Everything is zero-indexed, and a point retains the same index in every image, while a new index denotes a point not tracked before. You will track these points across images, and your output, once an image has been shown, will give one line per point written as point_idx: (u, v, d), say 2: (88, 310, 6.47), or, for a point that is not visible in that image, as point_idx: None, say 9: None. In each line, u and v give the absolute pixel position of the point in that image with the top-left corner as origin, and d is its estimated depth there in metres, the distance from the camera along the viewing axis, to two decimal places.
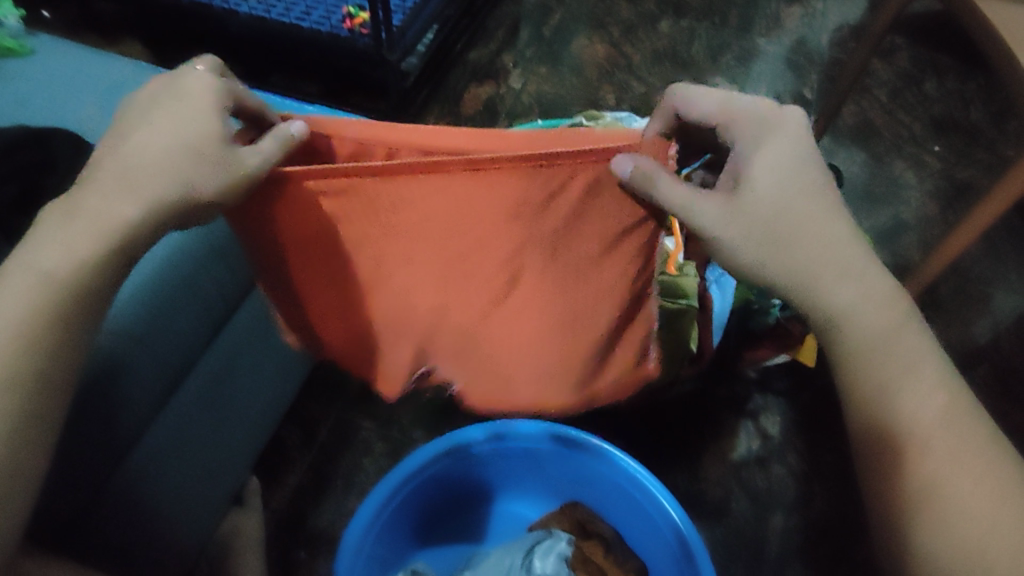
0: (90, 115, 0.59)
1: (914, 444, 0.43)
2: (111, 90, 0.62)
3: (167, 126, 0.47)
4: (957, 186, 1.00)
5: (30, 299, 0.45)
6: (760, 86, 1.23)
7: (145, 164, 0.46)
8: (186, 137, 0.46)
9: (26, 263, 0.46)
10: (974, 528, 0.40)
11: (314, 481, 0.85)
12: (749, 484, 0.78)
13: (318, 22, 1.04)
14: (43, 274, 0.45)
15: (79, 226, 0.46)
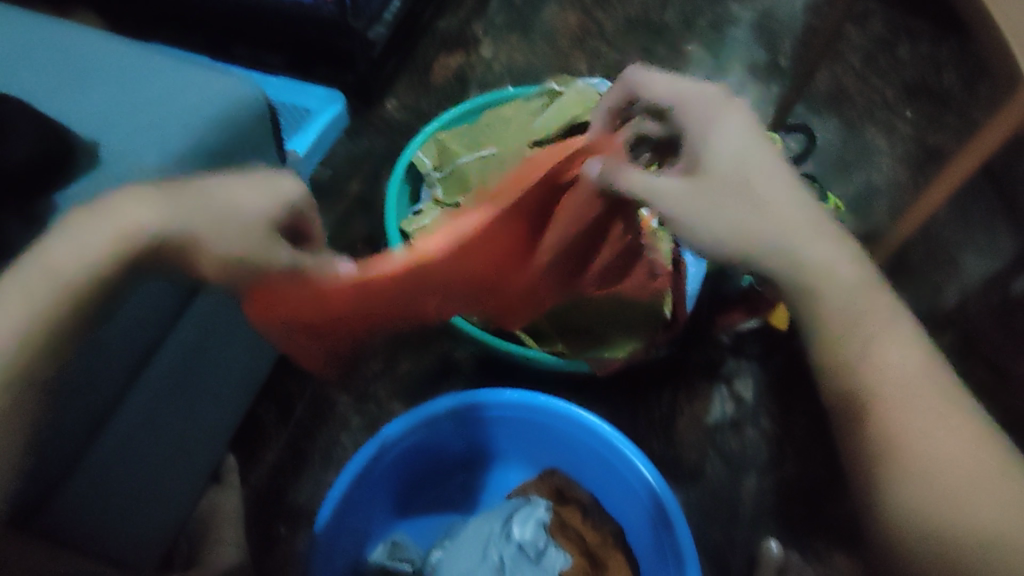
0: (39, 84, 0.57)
1: (892, 400, 0.45)
2: (60, 56, 0.59)
3: (236, 189, 0.46)
4: (926, 151, 1.01)
5: (35, 298, 0.42)
6: (734, 53, 1.23)
7: (196, 204, 0.45)
8: (242, 208, 0.45)
9: (38, 260, 0.43)
10: (951, 479, 0.43)
11: (292, 456, 0.85)
12: (724, 447, 0.79)
13: None
14: (48, 273, 0.43)
15: (99, 230, 0.44)
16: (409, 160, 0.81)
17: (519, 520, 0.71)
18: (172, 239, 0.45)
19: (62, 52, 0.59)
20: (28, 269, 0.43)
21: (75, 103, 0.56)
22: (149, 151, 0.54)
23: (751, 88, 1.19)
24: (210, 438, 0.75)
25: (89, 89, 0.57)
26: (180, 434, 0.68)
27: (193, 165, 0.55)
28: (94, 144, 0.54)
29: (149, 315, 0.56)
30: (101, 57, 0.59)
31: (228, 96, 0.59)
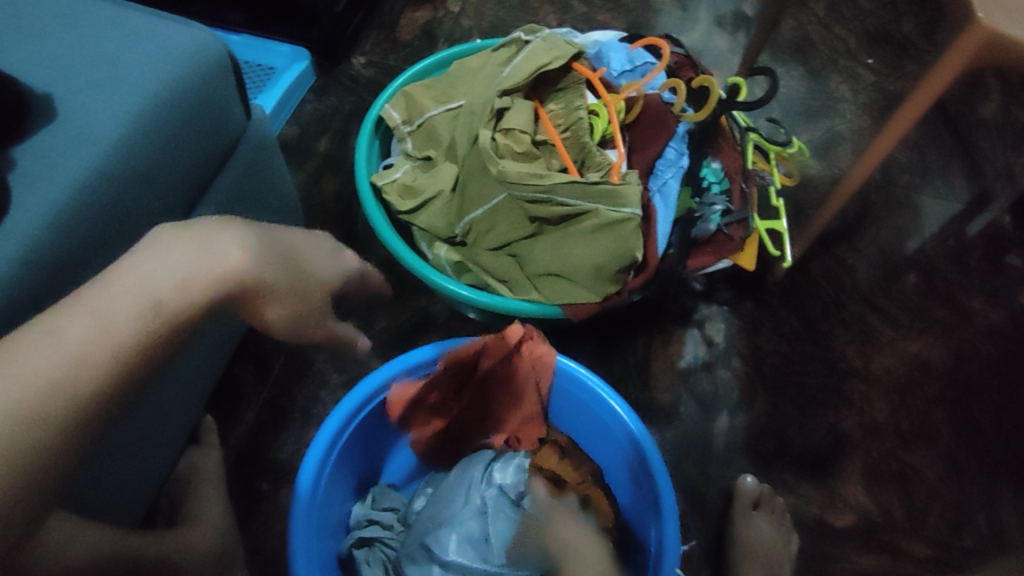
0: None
1: None
2: (17, 9, 0.57)
3: (318, 258, 0.51)
4: (888, 97, 1.03)
5: (138, 325, 0.41)
6: (700, 5, 1.23)
7: (290, 268, 0.47)
8: (320, 278, 0.50)
9: (141, 283, 0.42)
10: None
11: (272, 415, 0.86)
12: (696, 388, 0.82)
13: None
14: (155, 299, 0.42)
15: (204, 266, 0.43)
16: (377, 115, 0.80)
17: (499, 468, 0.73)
18: (260, 291, 0.46)
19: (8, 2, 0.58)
20: (129, 291, 0.41)
21: (24, 54, 0.55)
22: (105, 105, 0.53)
23: (718, 38, 1.19)
24: (191, 396, 0.75)
25: (38, 40, 0.56)
26: (162, 393, 0.68)
27: (151, 119, 0.54)
28: (46, 95, 0.53)
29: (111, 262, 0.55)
30: (49, 8, 0.58)
31: (183, 47, 0.57)
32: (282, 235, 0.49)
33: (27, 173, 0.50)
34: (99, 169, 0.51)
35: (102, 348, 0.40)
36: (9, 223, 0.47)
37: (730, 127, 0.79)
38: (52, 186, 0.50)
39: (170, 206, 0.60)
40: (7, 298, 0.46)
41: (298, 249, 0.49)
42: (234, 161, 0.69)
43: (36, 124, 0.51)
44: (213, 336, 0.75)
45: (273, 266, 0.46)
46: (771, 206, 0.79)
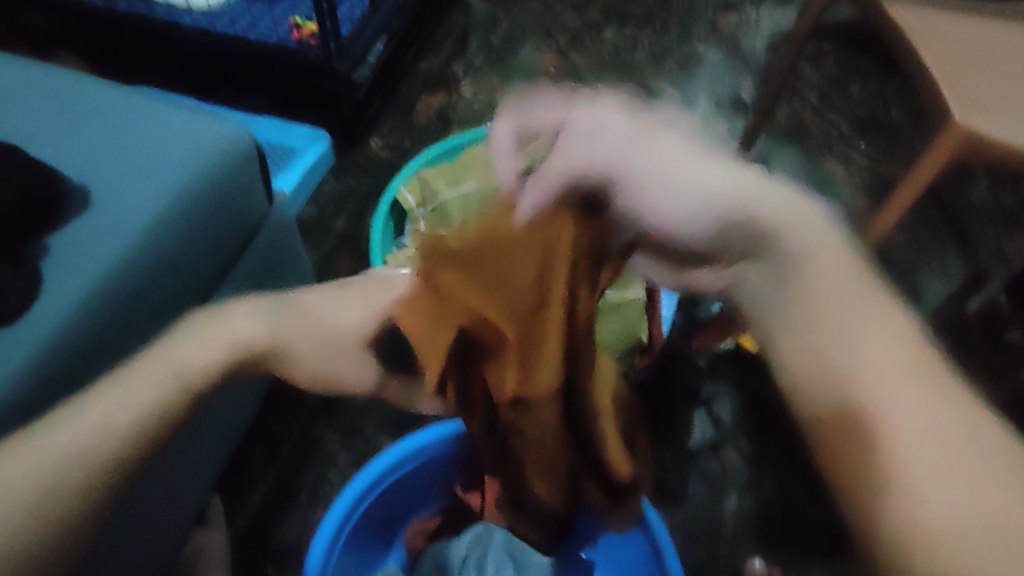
0: (37, 134, 0.59)
1: (858, 395, 0.42)
2: (56, 105, 0.61)
3: (327, 308, 0.58)
4: (884, 179, 1.06)
5: (163, 389, 0.47)
6: (700, 91, 1.29)
7: (300, 323, 0.56)
8: (330, 339, 0.57)
9: (166, 356, 0.49)
10: (941, 511, 0.38)
11: (280, 493, 0.86)
12: (704, 470, 0.82)
13: (264, 34, 1.09)
14: (179, 366, 0.49)
15: (217, 335, 0.52)
16: (393, 196, 0.84)
17: (523, 559, 0.70)
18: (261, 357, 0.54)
19: (51, 97, 0.62)
20: (155, 361, 0.48)
21: (64, 146, 0.59)
22: (136, 196, 0.56)
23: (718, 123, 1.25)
24: (202, 473, 0.76)
25: (79, 133, 0.60)
26: (173, 471, 0.69)
27: (180, 206, 0.58)
28: (84, 186, 0.56)
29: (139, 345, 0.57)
30: (88, 101, 0.62)
31: (212, 139, 0.61)
32: (292, 299, 0.58)
33: (60, 262, 0.53)
34: (127, 256, 0.54)
35: (133, 409, 0.46)
36: (35, 312, 0.50)
37: None
38: (82, 274, 0.52)
39: (195, 287, 0.62)
40: (34, 394, 0.49)
41: (305, 308, 0.57)
42: (254, 246, 0.72)
43: (70, 214, 0.55)
44: (222, 408, 0.76)
45: (271, 336, 0.54)
46: None
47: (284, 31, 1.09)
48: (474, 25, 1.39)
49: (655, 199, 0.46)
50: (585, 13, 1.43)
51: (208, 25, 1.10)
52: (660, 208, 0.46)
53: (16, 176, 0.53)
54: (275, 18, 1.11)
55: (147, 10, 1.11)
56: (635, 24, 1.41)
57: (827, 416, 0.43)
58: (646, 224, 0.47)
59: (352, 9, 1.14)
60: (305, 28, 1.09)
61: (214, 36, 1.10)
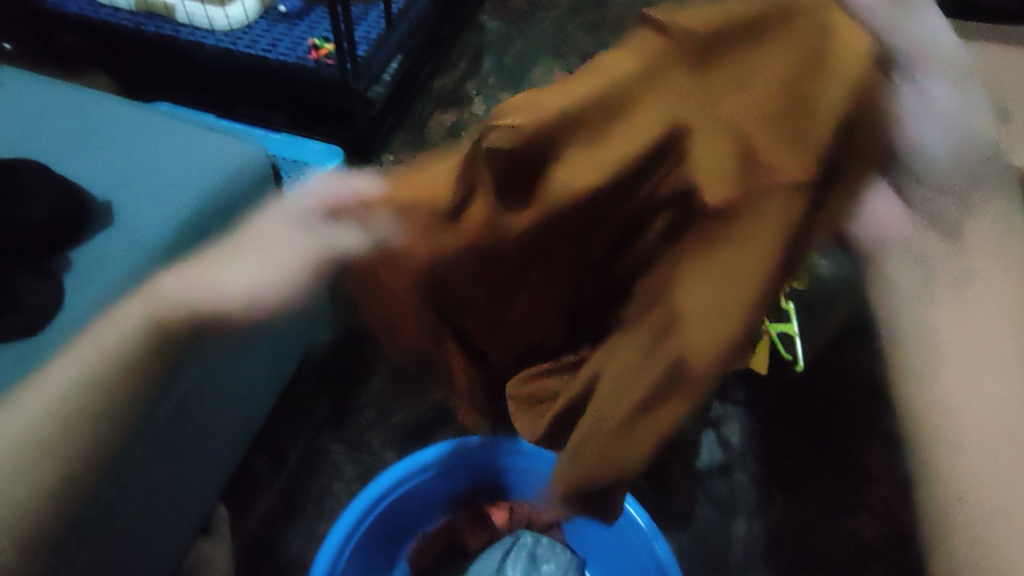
0: (70, 155, 0.65)
1: (932, 368, 0.42)
2: (85, 127, 0.68)
3: (266, 228, 0.49)
4: None
5: (84, 363, 0.47)
6: None
7: (232, 260, 0.49)
8: (279, 251, 0.47)
9: (96, 335, 0.49)
10: (981, 486, 0.41)
11: (284, 505, 0.85)
12: (713, 493, 0.80)
13: (284, 54, 1.11)
14: (100, 342, 0.48)
15: (138, 307, 0.50)
16: None
17: (547, 557, 0.75)
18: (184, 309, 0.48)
19: (87, 125, 0.68)
20: (84, 343, 0.49)
21: (94, 168, 0.64)
22: (153, 210, 0.61)
23: None
24: (210, 482, 0.76)
25: (106, 153, 0.65)
26: (179, 479, 0.69)
27: (195, 222, 0.61)
28: (109, 202, 0.61)
29: None
30: (114, 123, 0.68)
31: (226, 161, 0.65)
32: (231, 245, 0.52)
33: (83, 276, 0.57)
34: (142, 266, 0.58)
35: (56, 388, 0.47)
36: (59, 319, 0.55)
37: None
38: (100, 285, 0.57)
39: None
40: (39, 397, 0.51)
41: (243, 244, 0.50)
42: None
43: (94, 228, 0.60)
44: (233, 419, 0.76)
45: (194, 281, 0.49)
46: (782, 309, 0.81)
47: (302, 52, 1.11)
48: (489, 45, 1.41)
49: (928, 121, 0.36)
50: (598, 33, 1.45)
51: (230, 45, 1.13)
52: (934, 145, 0.37)
53: (41, 189, 0.58)
54: (295, 39, 1.13)
55: (173, 31, 1.14)
56: None
57: (912, 395, 0.42)
58: (915, 132, 0.36)
59: (369, 32, 1.16)
60: (323, 50, 1.10)
61: (235, 55, 1.12)
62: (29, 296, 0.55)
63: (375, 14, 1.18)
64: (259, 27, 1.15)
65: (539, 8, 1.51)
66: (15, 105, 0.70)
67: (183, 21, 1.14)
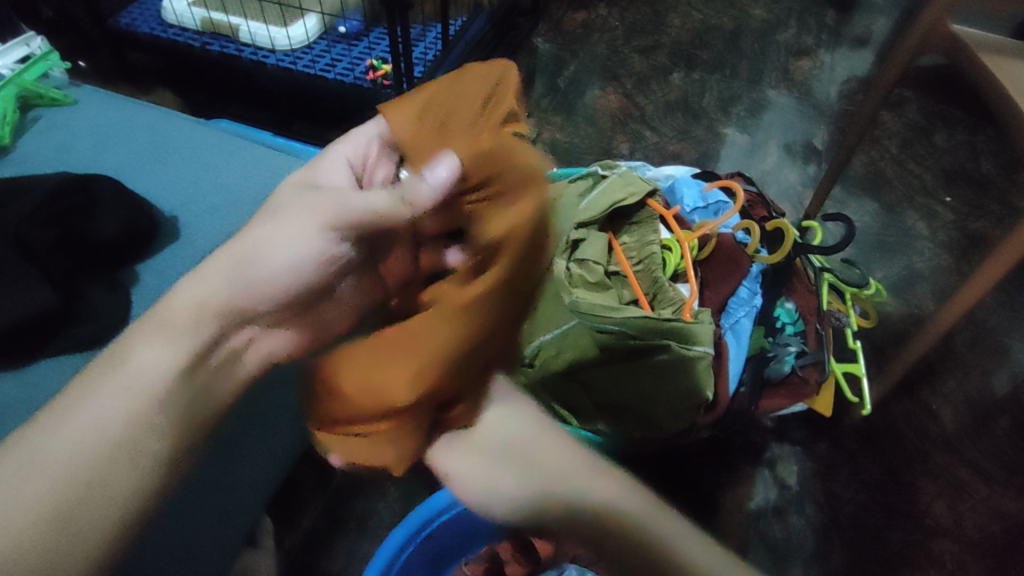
0: (129, 169, 0.67)
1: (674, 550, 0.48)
2: (145, 141, 0.70)
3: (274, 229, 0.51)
4: (969, 237, 1.01)
5: (135, 406, 0.44)
6: (770, 135, 1.26)
7: (245, 264, 0.50)
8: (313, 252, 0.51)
9: (129, 374, 0.46)
10: None
11: (329, 523, 0.84)
12: (767, 535, 0.77)
13: (341, 73, 1.13)
14: (140, 376, 0.46)
15: (163, 333, 0.47)
16: None
17: None
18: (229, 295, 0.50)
19: (156, 141, 0.70)
20: (125, 390, 0.45)
21: (159, 183, 0.66)
22: (216, 229, 0.63)
23: (789, 169, 1.20)
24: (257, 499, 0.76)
25: (165, 167, 0.67)
26: (228, 497, 0.70)
27: None
28: (174, 218, 0.63)
29: None
30: (174, 137, 0.71)
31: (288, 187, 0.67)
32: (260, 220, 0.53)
33: (148, 293, 0.58)
34: None
35: (109, 424, 0.44)
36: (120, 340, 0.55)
37: (804, 266, 0.78)
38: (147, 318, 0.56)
39: None
40: None
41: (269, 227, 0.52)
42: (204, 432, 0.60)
43: (158, 245, 0.61)
44: (280, 435, 0.77)
45: (225, 264, 0.51)
46: (848, 347, 0.78)
47: (359, 72, 1.13)
48: (544, 67, 1.41)
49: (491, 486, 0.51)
50: (654, 57, 1.44)
51: (289, 64, 1.15)
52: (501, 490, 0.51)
53: (96, 206, 0.58)
54: (352, 60, 1.15)
55: (235, 51, 1.17)
56: (705, 67, 1.41)
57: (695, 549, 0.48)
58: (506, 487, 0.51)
59: (426, 52, 1.17)
60: (380, 70, 1.11)
61: (295, 74, 1.14)
62: (97, 311, 0.55)
63: (433, 33, 1.20)
64: (318, 47, 1.17)
65: (594, 30, 1.51)
66: (90, 120, 0.72)
67: (246, 41, 1.17)
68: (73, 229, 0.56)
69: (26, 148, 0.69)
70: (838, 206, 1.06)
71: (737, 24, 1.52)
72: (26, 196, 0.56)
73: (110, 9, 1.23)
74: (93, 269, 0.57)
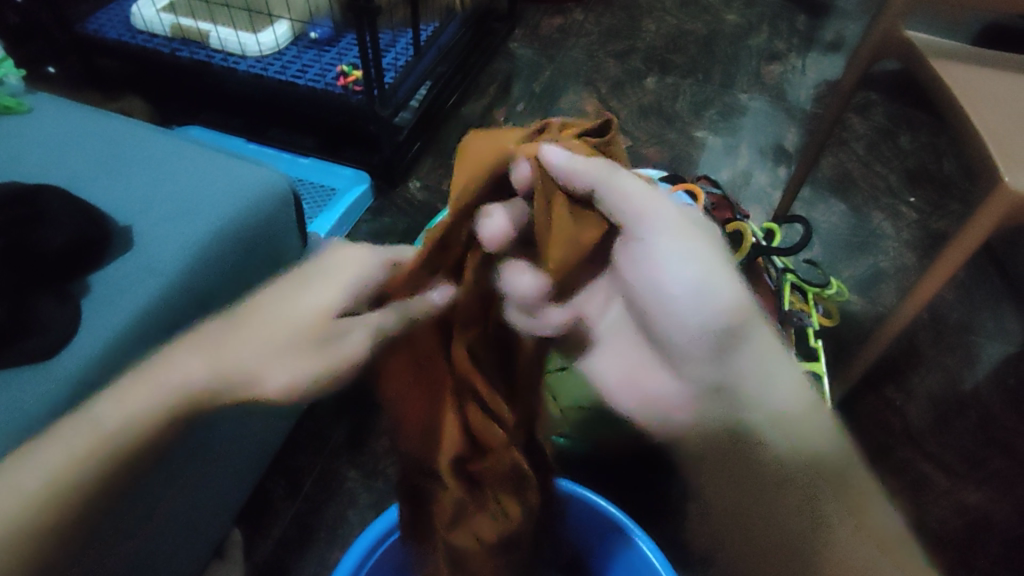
0: (83, 176, 0.66)
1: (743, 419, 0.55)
2: (101, 149, 0.69)
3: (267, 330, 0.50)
4: (932, 236, 1.03)
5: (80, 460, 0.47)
6: (742, 138, 1.27)
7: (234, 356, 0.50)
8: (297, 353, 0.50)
9: (84, 418, 0.48)
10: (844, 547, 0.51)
11: (298, 532, 0.83)
12: None
13: (312, 80, 1.12)
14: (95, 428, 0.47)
15: (151, 388, 0.49)
16: None
17: None
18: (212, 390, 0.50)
19: (116, 150, 0.69)
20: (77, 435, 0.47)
21: (114, 192, 0.65)
22: (171, 235, 0.62)
23: (760, 171, 1.21)
24: (222, 507, 0.75)
25: (121, 175, 0.67)
26: (189, 503, 0.69)
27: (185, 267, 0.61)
28: (128, 227, 0.62)
29: None
30: (131, 145, 0.70)
31: (251, 193, 0.67)
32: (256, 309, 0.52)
33: (101, 300, 0.57)
34: (143, 311, 0.57)
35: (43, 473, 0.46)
36: (70, 351, 0.54)
37: (767, 267, 0.80)
38: (101, 327, 0.56)
39: None
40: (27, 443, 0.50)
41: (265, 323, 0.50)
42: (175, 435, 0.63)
43: (111, 255, 0.60)
44: (247, 443, 0.76)
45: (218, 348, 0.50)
46: (809, 346, 0.80)
47: (330, 78, 1.12)
48: (520, 72, 1.42)
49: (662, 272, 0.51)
50: (628, 62, 1.45)
51: (260, 70, 1.14)
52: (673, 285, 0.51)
53: (46, 216, 0.58)
54: (323, 66, 1.14)
55: (205, 57, 1.16)
56: (678, 72, 1.42)
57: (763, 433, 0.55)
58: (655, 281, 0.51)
59: (398, 58, 1.17)
60: (351, 77, 1.11)
61: (265, 80, 1.13)
62: (48, 323, 0.54)
63: (404, 40, 1.20)
64: (289, 53, 1.17)
65: (570, 35, 1.52)
66: (48, 129, 0.71)
67: (216, 47, 1.16)
68: (20, 240, 0.56)
69: None
70: (807, 208, 1.07)
71: (710, 30, 1.54)
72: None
73: (78, 14, 1.22)
74: (40, 279, 0.56)
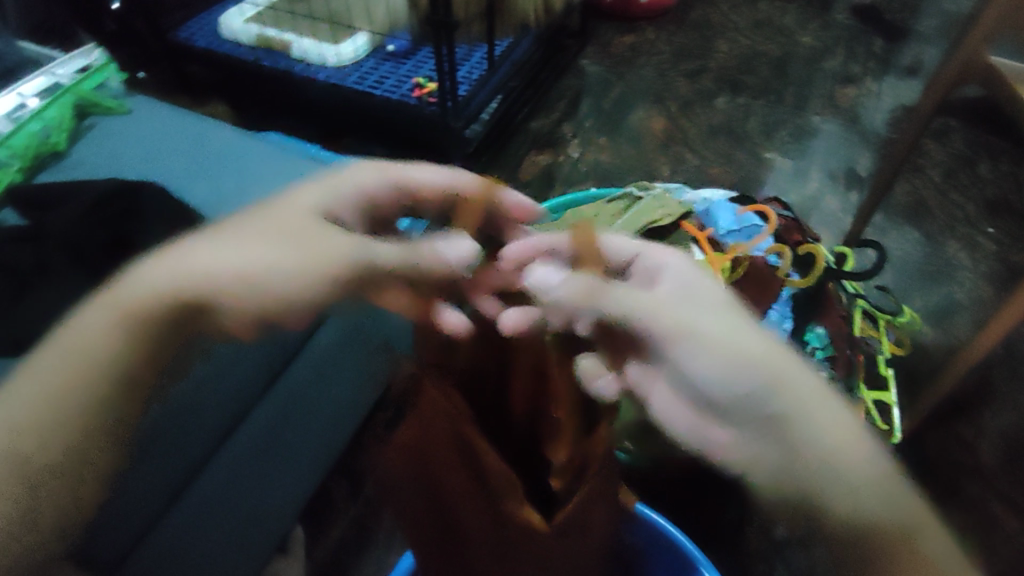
0: (173, 170, 0.72)
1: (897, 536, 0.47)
2: (192, 147, 0.75)
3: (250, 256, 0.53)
4: (1009, 269, 1.03)
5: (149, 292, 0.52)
6: (814, 163, 1.25)
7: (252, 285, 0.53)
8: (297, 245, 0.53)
9: (172, 264, 0.53)
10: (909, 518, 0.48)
11: (358, 531, 0.86)
12: (791, 565, 0.80)
13: (388, 90, 1.16)
14: (173, 274, 0.52)
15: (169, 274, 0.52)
16: None
17: None
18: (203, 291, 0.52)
19: (206, 151, 0.74)
20: (172, 271, 0.52)
21: (216, 189, 0.70)
22: None
23: (832, 195, 1.20)
24: (287, 501, 0.79)
25: (213, 175, 0.71)
26: (256, 494, 0.73)
27: None
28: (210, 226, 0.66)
29: (244, 383, 0.65)
30: (222, 145, 0.75)
31: None
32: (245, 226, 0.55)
33: None
34: None
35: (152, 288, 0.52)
36: None
37: (838, 293, 0.83)
38: None
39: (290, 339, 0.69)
40: None
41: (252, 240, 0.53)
42: (247, 426, 0.69)
43: None
44: (317, 443, 0.81)
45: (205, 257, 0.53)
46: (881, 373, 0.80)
47: (406, 90, 1.16)
48: (589, 89, 1.44)
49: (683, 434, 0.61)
50: (700, 81, 1.45)
51: (339, 80, 1.19)
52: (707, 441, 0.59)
53: (125, 206, 0.64)
54: (400, 78, 1.19)
55: (289, 66, 1.21)
56: (751, 92, 1.41)
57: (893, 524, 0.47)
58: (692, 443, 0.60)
59: (471, 72, 1.20)
60: (425, 89, 1.15)
61: (344, 89, 1.18)
62: None
63: (478, 53, 1.23)
64: (367, 64, 1.22)
65: (641, 53, 1.53)
66: (146, 129, 0.77)
67: (298, 57, 1.22)
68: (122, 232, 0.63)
69: (81, 156, 0.74)
70: (879, 234, 1.09)
71: (785, 51, 1.53)
72: (73, 203, 0.63)
73: (173, 23, 1.29)
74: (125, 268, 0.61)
